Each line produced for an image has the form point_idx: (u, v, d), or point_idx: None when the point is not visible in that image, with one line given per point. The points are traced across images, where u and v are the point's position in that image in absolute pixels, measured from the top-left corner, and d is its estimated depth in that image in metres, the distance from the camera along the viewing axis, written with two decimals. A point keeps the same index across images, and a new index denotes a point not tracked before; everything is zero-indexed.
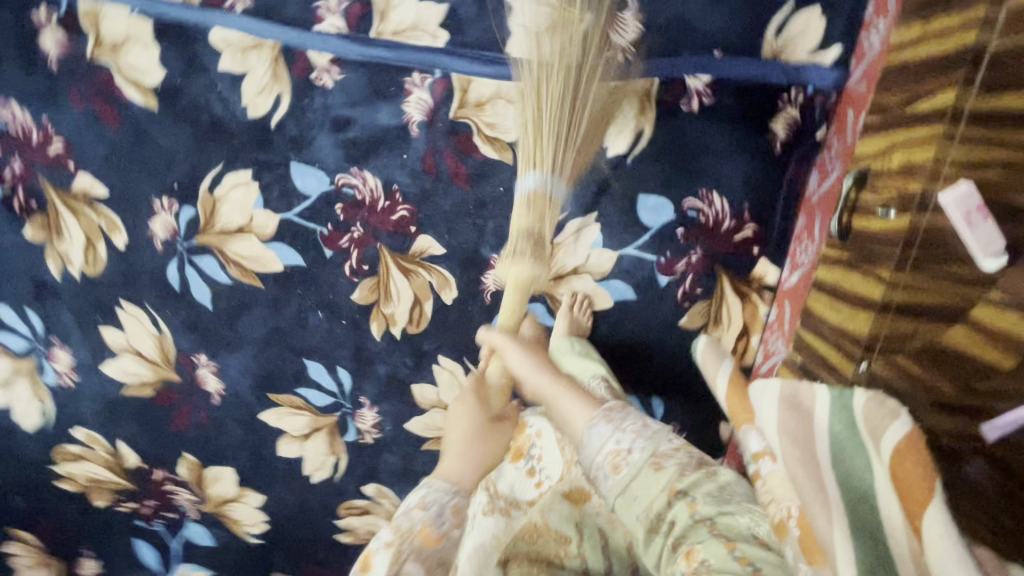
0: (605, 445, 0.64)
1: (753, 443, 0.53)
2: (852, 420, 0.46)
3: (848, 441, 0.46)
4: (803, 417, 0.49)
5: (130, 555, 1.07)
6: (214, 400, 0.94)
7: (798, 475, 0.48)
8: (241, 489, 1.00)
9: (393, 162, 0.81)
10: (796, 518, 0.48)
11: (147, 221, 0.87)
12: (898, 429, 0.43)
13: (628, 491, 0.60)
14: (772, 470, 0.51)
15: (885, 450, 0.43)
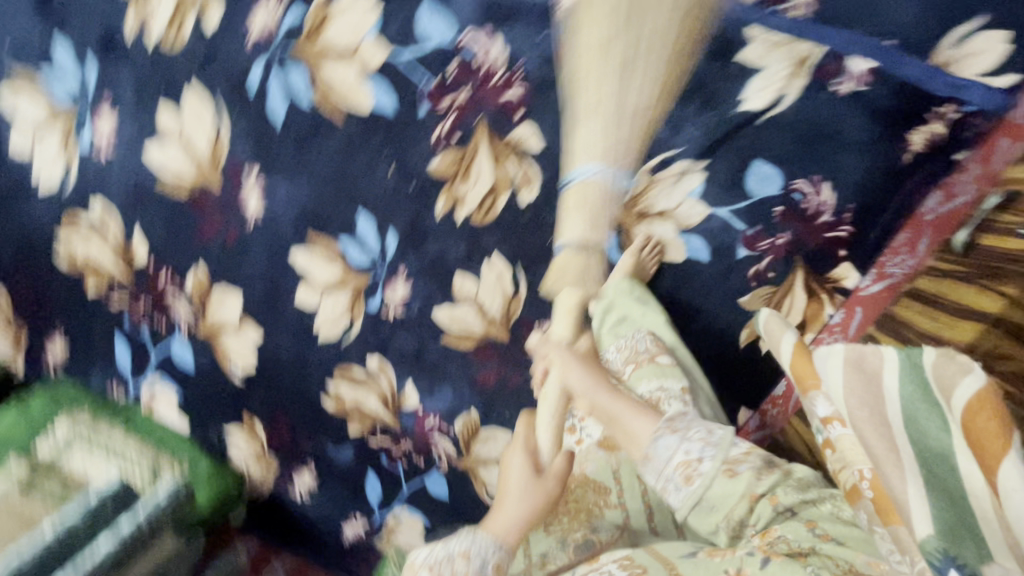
0: (677, 456, 0.63)
1: (822, 406, 0.40)
2: (920, 379, 0.33)
3: (919, 399, 0.33)
4: (872, 387, 0.35)
5: (108, 349, 1.03)
6: (249, 222, 0.89)
7: (867, 439, 0.36)
8: (241, 322, 0.95)
9: (526, 35, 0.74)
10: (870, 481, 0.39)
11: (249, 10, 0.80)
12: (971, 383, 0.30)
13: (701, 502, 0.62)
14: (842, 435, 0.41)
15: (956, 408, 0.31)
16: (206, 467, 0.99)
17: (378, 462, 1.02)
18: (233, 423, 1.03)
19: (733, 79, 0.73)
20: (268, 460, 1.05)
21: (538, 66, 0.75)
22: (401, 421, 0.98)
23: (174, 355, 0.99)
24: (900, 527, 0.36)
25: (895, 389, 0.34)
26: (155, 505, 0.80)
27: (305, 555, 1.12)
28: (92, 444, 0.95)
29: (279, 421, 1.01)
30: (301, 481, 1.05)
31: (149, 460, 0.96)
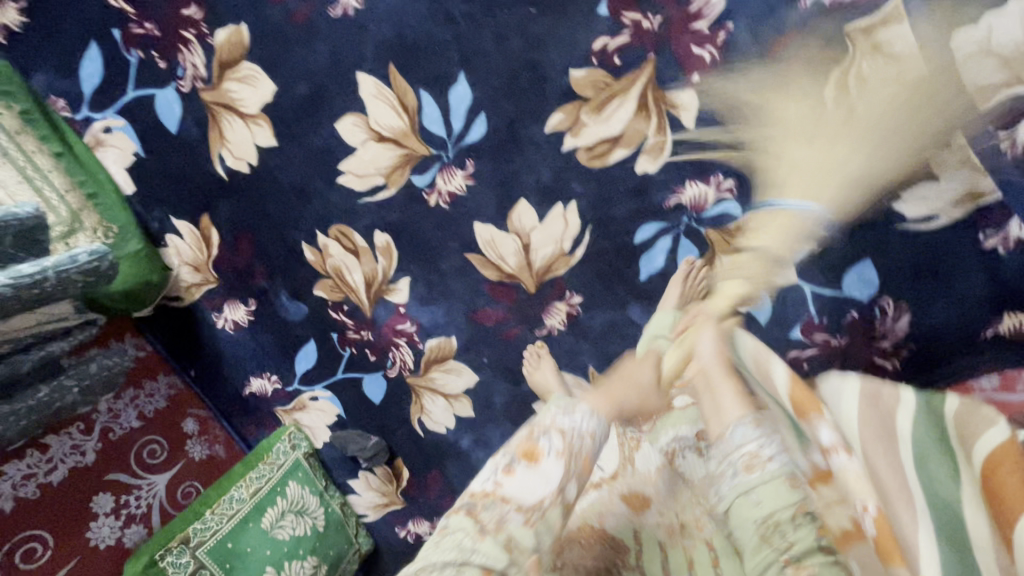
0: (742, 447, 0.47)
1: (822, 432, 0.39)
2: (938, 422, 0.33)
3: (934, 444, 0.33)
4: (886, 417, 0.37)
5: (67, 50, 0.79)
6: (334, 12, 0.72)
7: (883, 476, 0.36)
8: (258, 114, 0.78)
9: (754, 5, 0.64)
10: (875, 516, 0.34)
11: None
12: (999, 435, 0.29)
13: (750, 493, 0.46)
14: (845, 467, 0.36)
15: (978, 463, 0.30)
16: (136, 249, 0.82)
17: (327, 337, 0.91)
18: (185, 216, 0.86)
19: (905, 175, 0.68)
20: (205, 276, 0.90)
21: (749, 45, 0.65)
22: (375, 310, 0.87)
23: (156, 105, 0.80)
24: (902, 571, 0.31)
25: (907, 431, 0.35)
26: (69, 260, 0.63)
27: (189, 386, 0.96)
28: (5, 156, 0.73)
29: (241, 241, 0.86)
30: (232, 313, 0.91)
31: (70, 210, 0.77)
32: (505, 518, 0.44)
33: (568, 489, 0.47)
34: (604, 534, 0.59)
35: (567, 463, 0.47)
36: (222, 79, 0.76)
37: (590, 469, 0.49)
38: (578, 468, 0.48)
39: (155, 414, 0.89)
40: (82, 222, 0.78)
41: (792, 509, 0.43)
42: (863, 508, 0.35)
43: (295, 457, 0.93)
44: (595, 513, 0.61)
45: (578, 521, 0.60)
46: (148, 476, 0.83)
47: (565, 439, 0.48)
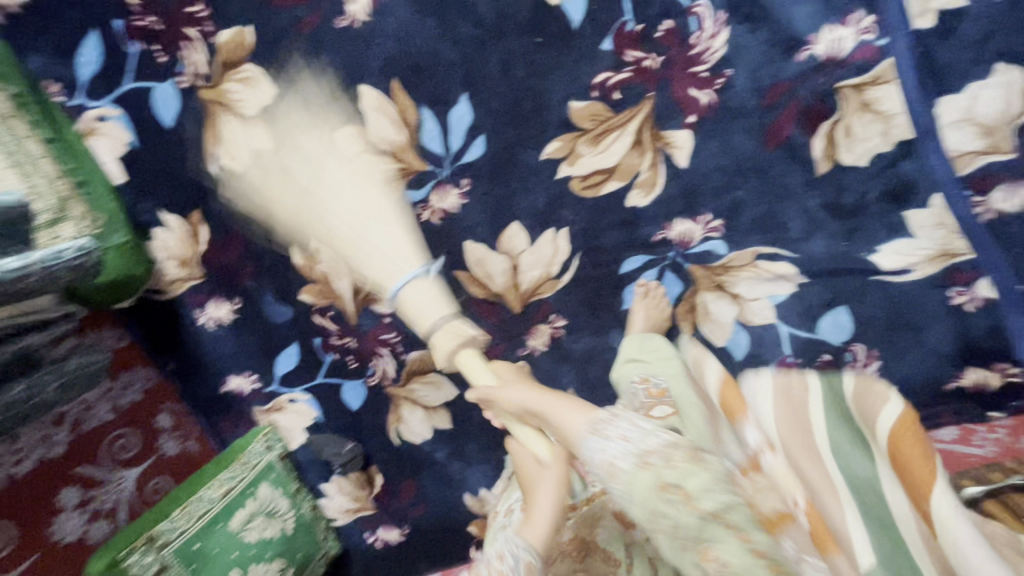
0: (601, 456, 0.47)
1: (747, 433, 0.38)
2: (841, 404, 0.37)
3: (849, 433, 0.37)
4: (801, 414, 0.39)
5: (68, 35, 0.78)
6: (342, 23, 0.72)
7: (808, 464, 0.38)
8: (257, 116, 0.78)
9: (754, 55, 0.66)
10: (806, 508, 0.36)
11: None
12: (893, 413, 0.34)
13: (659, 512, 0.43)
14: (775, 465, 0.37)
15: (882, 441, 0.35)
16: (123, 240, 0.81)
17: (310, 341, 0.91)
18: (175, 210, 0.85)
19: (884, 229, 0.70)
20: (191, 271, 0.89)
21: (746, 92, 0.67)
22: (360, 318, 0.87)
23: (155, 98, 0.79)
24: (839, 558, 0.34)
25: (823, 427, 0.38)
26: (55, 256, 0.63)
27: (166, 378, 0.94)
28: None
29: (230, 240, 0.86)
30: (215, 310, 0.91)
31: (58, 197, 0.76)
32: None
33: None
34: (595, 547, 0.62)
35: (478, 566, 0.52)
36: (223, 79, 0.76)
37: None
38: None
39: (130, 407, 0.88)
40: (70, 211, 0.76)
41: (655, 490, 0.43)
42: (794, 502, 0.37)
43: (268, 458, 0.92)
44: (585, 524, 0.63)
45: (569, 535, 0.62)
46: (118, 471, 0.83)
47: (492, 559, 0.55)
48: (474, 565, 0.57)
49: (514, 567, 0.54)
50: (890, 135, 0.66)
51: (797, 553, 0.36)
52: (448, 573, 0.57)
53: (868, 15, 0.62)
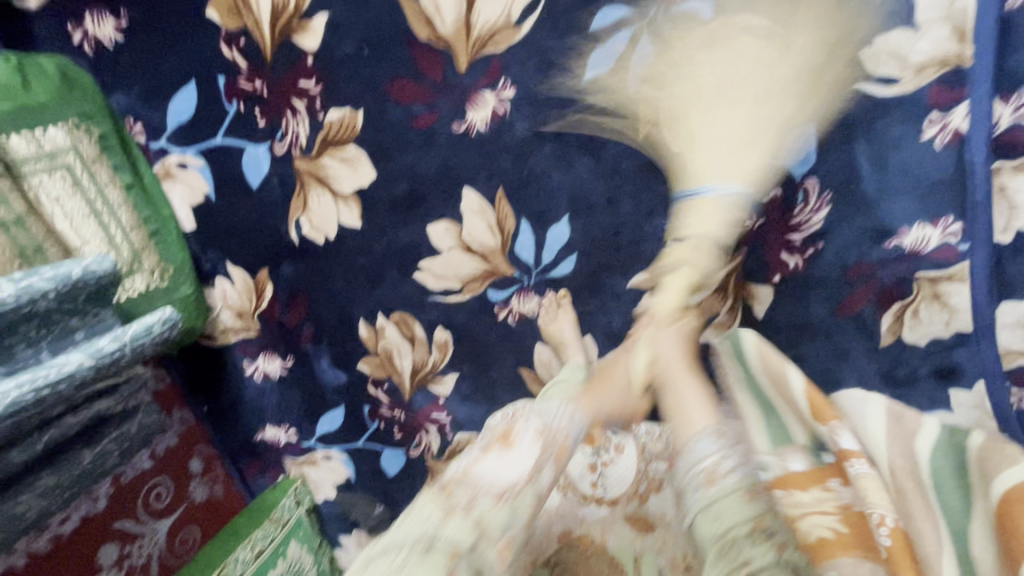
0: (702, 461, 0.51)
1: (843, 437, 0.49)
2: (962, 466, 0.45)
3: (954, 480, 0.45)
4: (908, 439, 0.49)
5: (161, 81, 0.75)
6: (457, 127, 0.71)
7: (906, 491, 0.47)
8: (350, 194, 0.77)
9: (848, 235, 0.69)
10: None
11: None
12: (1014, 476, 0.41)
13: (711, 509, 0.48)
14: (865, 475, 0.46)
15: (995, 496, 0.41)
16: (189, 292, 0.80)
17: (358, 406, 0.91)
18: (243, 266, 0.84)
19: (927, 401, 0.76)
20: (247, 324, 0.87)
21: (831, 266, 0.71)
22: (413, 395, 0.88)
23: (242, 158, 0.77)
24: None
25: None
26: (146, 332, 0.64)
27: (201, 420, 0.94)
28: (77, 185, 0.69)
29: (296, 302, 0.85)
30: (265, 363, 0.90)
31: (132, 249, 0.74)
32: (477, 499, 0.45)
33: (542, 476, 0.48)
34: (603, 550, 0.67)
35: (541, 450, 0.49)
36: (321, 154, 0.75)
37: (566, 453, 0.51)
38: (555, 452, 0.50)
39: (165, 453, 0.86)
40: (142, 263, 0.75)
41: (750, 526, 0.46)
42: None
43: (297, 515, 0.94)
44: (599, 528, 0.69)
45: (583, 532, 0.69)
46: (152, 523, 0.81)
47: (543, 420, 0.52)
48: (516, 419, 0.53)
49: (573, 429, 0.54)
50: (951, 324, 0.71)
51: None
52: (483, 448, 0.50)
53: (958, 221, 0.66)
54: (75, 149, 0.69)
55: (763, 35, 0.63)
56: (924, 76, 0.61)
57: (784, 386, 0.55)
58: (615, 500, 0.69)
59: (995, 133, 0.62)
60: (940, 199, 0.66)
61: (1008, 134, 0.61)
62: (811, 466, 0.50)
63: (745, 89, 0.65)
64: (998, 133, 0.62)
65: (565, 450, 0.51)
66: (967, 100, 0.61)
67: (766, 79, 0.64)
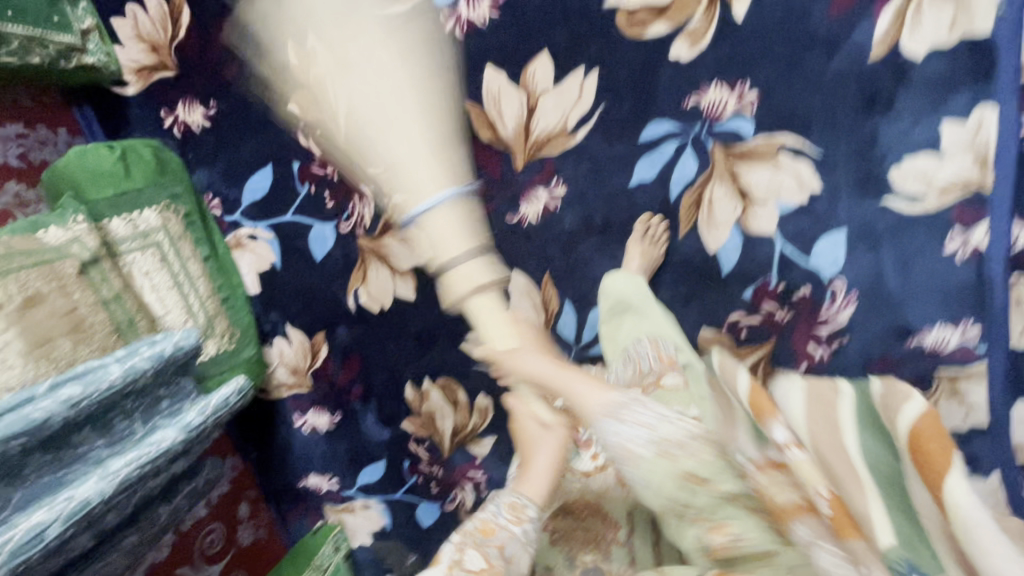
0: (618, 441, 0.51)
1: (777, 431, 0.43)
2: (872, 407, 0.46)
3: (882, 466, 0.44)
4: (833, 420, 0.47)
5: (241, 164, 0.82)
6: (511, 218, 0.78)
7: (841, 477, 0.43)
8: (407, 271, 0.83)
9: (873, 332, 0.74)
10: (830, 499, 0.40)
11: (714, 79, 0.67)
12: (913, 409, 0.43)
13: (643, 482, 0.51)
14: (799, 460, 0.42)
15: (903, 433, 0.42)
16: (252, 354, 0.87)
17: (398, 461, 0.96)
18: (302, 328, 0.90)
19: None
20: (301, 380, 0.93)
21: (856, 358, 0.76)
22: (452, 453, 0.93)
23: (310, 234, 0.84)
24: (857, 543, 0.38)
25: (860, 452, 0.45)
26: (224, 405, 0.71)
27: (248, 467, 0.99)
28: (164, 261, 0.76)
29: (348, 363, 0.91)
30: (314, 418, 0.95)
31: (206, 317, 0.80)
32: None
33: (469, 560, 0.55)
34: (598, 510, 0.69)
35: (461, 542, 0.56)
36: (384, 234, 0.82)
37: (493, 534, 0.57)
38: (475, 536, 0.57)
39: (219, 500, 0.92)
40: (214, 328, 0.81)
41: (677, 478, 0.49)
42: (818, 493, 0.41)
43: (336, 561, 1.00)
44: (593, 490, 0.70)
45: (577, 493, 0.71)
46: (207, 568, 0.87)
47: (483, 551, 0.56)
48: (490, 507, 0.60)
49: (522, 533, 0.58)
50: (967, 418, 0.75)
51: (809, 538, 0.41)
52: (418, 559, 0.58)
53: (976, 325, 0.71)
54: (165, 228, 0.77)
55: (799, 153, 0.68)
56: (947, 197, 0.67)
57: (734, 388, 0.50)
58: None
59: (1012, 250, 0.68)
60: (960, 305, 0.71)
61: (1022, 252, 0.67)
62: (767, 455, 0.44)
63: (781, 198, 0.71)
64: (1013, 251, 0.67)
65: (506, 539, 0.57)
66: (987, 221, 0.67)
67: (800, 191, 0.70)
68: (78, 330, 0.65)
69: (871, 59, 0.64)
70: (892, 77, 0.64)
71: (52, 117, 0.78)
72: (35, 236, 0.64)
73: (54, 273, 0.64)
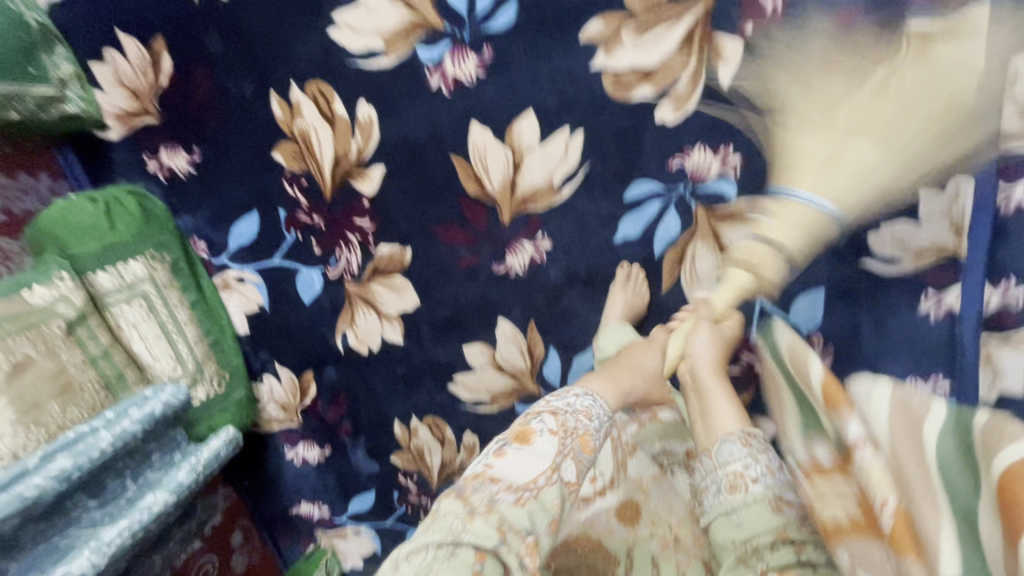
0: (729, 464, 0.58)
1: (850, 427, 0.42)
2: (967, 444, 0.36)
3: (961, 458, 0.36)
4: (916, 427, 0.39)
5: (226, 209, 0.82)
6: (498, 268, 0.78)
7: (909, 480, 0.38)
8: (395, 315, 0.84)
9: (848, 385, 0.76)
10: (896, 510, 0.37)
11: (699, 142, 0.68)
12: (1016, 452, 0.33)
13: (733, 517, 0.55)
14: (869, 462, 0.39)
15: (996, 473, 0.33)
16: (241, 395, 0.88)
17: (387, 492, 0.98)
18: (291, 367, 0.91)
19: None
20: (291, 416, 0.95)
21: None
22: (440, 486, 0.96)
23: (297, 277, 0.84)
24: (915, 564, 0.35)
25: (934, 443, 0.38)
26: (214, 457, 0.73)
27: (240, 496, 1.01)
28: (151, 310, 0.77)
29: (337, 401, 0.92)
30: (305, 450, 0.97)
31: (195, 362, 0.81)
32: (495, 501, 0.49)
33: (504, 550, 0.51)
34: (598, 545, 0.64)
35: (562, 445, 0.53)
36: (371, 280, 0.82)
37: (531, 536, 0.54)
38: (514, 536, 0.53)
39: (213, 531, 0.93)
40: (204, 373, 0.82)
41: (773, 527, 0.53)
42: (883, 503, 0.38)
43: None
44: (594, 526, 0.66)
45: (576, 533, 0.66)
46: None
47: (559, 420, 0.55)
48: (532, 417, 0.55)
49: (597, 423, 0.58)
50: None
51: (852, 564, 0.42)
52: (496, 451, 0.53)
53: (947, 382, 0.73)
54: (151, 277, 0.77)
55: None
56: (922, 260, 0.68)
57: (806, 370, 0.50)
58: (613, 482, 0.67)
59: (984, 312, 0.69)
60: (935, 362, 0.72)
61: (996, 312, 0.69)
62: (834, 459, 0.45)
63: None
64: (986, 312, 0.69)
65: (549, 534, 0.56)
66: (960, 285, 0.68)
67: None
68: (67, 392, 0.65)
69: None
70: None
71: (33, 163, 0.77)
72: (22, 297, 0.65)
73: (41, 336, 0.64)
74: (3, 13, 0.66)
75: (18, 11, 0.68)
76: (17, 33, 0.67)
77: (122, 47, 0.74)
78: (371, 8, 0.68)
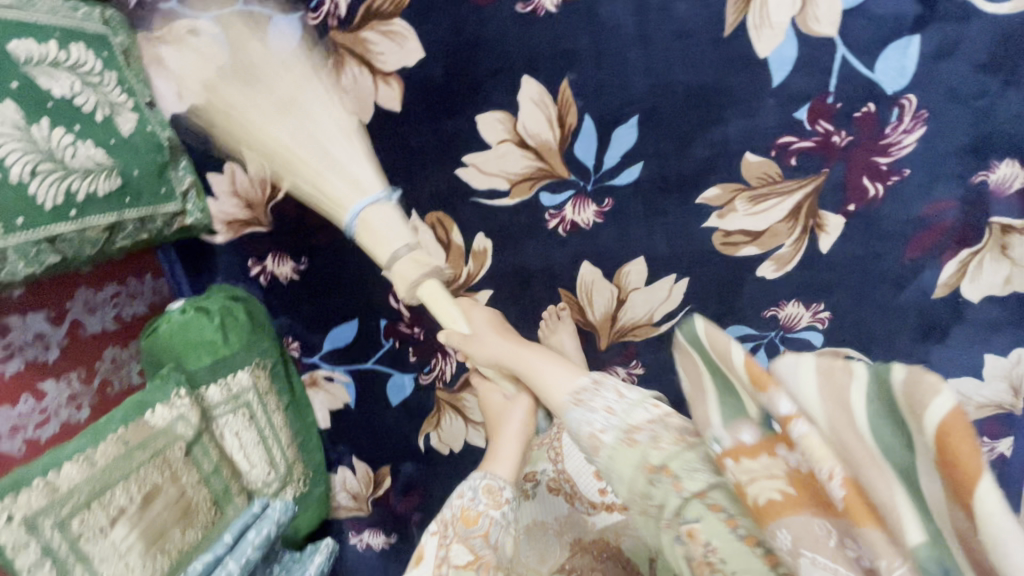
0: (586, 431, 0.48)
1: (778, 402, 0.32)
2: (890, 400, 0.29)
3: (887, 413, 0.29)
4: (841, 396, 0.30)
5: (326, 314, 0.83)
6: None
7: (845, 446, 0.31)
8: (481, 422, 0.86)
9: None
10: (844, 480, 0.30)
11: (794, 298, 0.74)
12: (942, 405, 0.26)
13: (612, 471, 0.46)
14: (808, 437, 0.31)
15: (926, 429, 0.27)
16: (321, 490, 0.90)
17: None
18: (368, 461, 0.92)
19: None
20: (361, 505, 0.95)
21: None
22: None
23: (389, 381, 0.86)
24: (872, 531, 0.29)
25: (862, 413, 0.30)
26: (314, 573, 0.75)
27: None
28: (252, 419, 0.78)
29: (410, 494, 0.93)
30: (369, 537, 0.97)
31: (285, 465, 0.82)
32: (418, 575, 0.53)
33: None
34: None
35: (441, 537, 0.54)
36: (463, 389, 0.85)
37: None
38: (456, 527, 0.54)
39: None
40: (292, 475, 0.84)
41: (643, 471, 0.44)
42: (828, 475, 0.30)
43: None
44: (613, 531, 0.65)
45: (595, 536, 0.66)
46: None
47: (438, 518, 0.56)
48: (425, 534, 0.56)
49: (479, 499, 0.55)
50: None
51: (792, 544, 0.33)
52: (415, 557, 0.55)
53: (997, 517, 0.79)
54: (254, 386, 0.78)
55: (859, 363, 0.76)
56: (983, 411, 0.75)
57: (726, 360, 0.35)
58: (627, 505, 0.65)
59: None
60: None
61: None
62: (762, 437, 0.36)
63: None
64: None
65: (486, 519, 0.54)
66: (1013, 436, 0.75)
67: None
68: (186, 514, 0.66)
69: (934, 297, 0.71)
70: (950, 315, 0.72)
71: (140, 264, 0.78)
72: (145, 420, 0.65)
73: (167, 462, 0.66)
74: (141, 139, 0.67)
75: (154, 131, 0.69)
76: (152, 155, 0.68)
77: (244, 162, 0.76)
78: (501, 154, 0.72)
